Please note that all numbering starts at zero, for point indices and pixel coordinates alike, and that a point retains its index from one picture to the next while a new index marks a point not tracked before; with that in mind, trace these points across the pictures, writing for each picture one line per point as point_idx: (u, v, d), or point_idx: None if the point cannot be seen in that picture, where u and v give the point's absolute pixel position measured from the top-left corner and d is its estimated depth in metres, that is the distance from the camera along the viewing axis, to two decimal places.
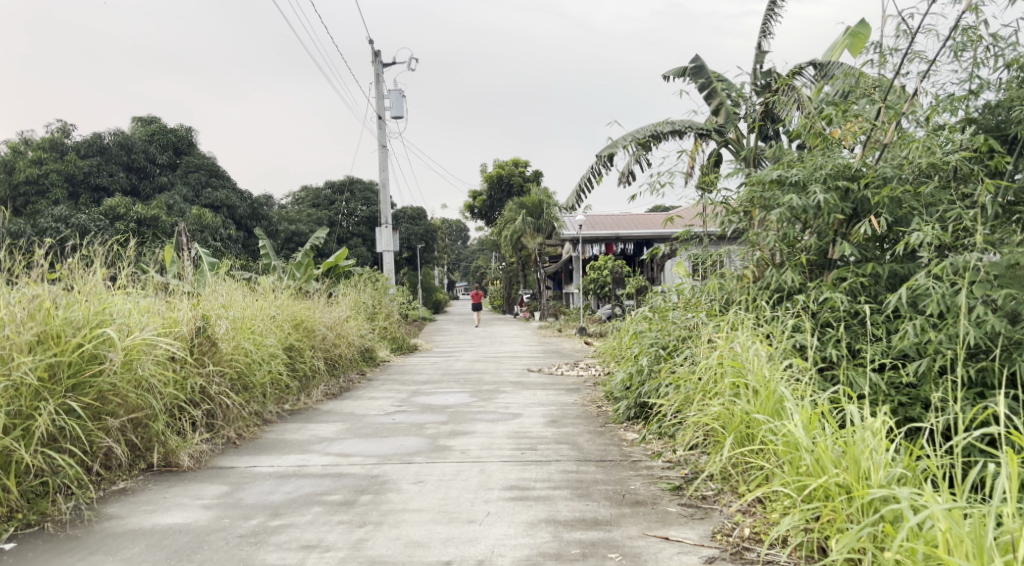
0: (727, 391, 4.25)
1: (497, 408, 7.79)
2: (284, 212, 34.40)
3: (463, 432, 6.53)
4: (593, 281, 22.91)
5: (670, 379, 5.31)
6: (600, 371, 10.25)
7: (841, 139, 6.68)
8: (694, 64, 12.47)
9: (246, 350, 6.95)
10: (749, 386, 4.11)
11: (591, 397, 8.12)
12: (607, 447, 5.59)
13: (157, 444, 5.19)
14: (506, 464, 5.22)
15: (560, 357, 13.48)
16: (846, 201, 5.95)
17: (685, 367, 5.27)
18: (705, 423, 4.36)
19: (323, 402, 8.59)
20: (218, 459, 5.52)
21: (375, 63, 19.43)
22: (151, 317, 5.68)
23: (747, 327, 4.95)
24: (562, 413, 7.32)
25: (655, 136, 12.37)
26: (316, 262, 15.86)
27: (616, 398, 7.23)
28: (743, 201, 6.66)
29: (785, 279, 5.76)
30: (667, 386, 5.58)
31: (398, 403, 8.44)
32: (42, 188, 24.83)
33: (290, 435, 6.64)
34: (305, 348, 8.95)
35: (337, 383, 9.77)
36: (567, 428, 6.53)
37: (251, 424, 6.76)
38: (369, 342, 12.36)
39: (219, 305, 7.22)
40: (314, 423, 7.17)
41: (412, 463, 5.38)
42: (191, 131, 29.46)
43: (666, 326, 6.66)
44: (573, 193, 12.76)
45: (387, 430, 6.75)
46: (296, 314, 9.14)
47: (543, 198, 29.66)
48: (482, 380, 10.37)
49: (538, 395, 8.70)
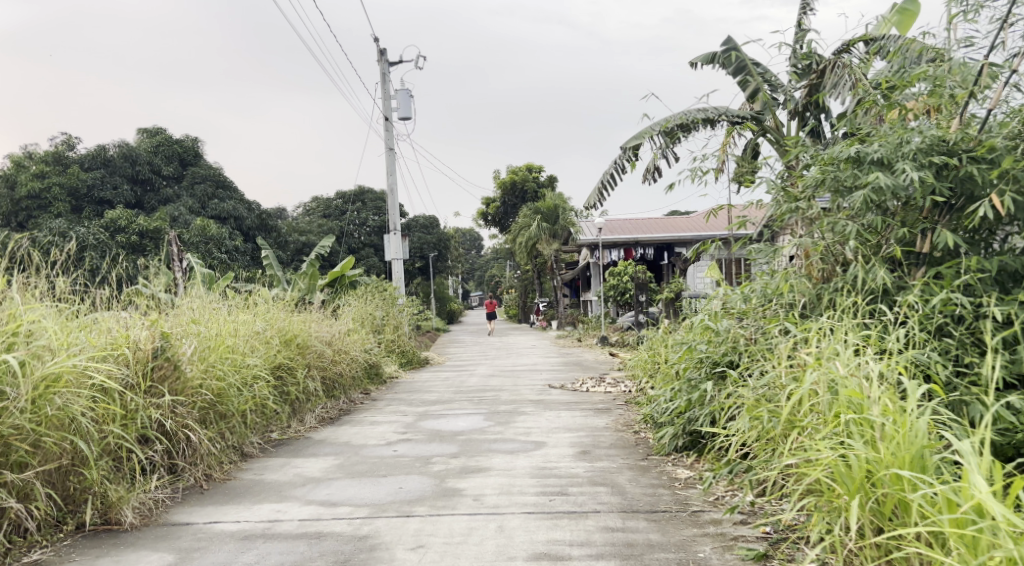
0: (832, 427, 3.14)
1: (516, 435, 6.70)
2: (293, 223, 33.51)
3: (477, 469, 5.41)
4: (613, 287, 21.94)
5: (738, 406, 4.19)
6: (631, 388, 9.16)
7: (924, 114, 5.62)
8: (726, 47, 11.38)
9: (220, 374, 5.96)
10: (869, 422, 3.01)
11: (626, 421, 7.03)
12: (657, 494, 4.47)
13: (92, 498, 4.13)
14: (532, 517, 4.11)
15: (584, 370, 12.36)
16: (944, 181, 4.88)
17: (754, 390, 4.15)
18: (800, 472, 3.25)
19: (317, 430, 7.54)
20: (172, 513, 4.44)
21: (380, 62, 18.41)
22: (88, 338, 4.68)
23: (837, 339, 3.88)
24: (594, 442, 6.19)
25: (685, 126, 11.25)
26: (319, 272, 14.86)
27: (659, 423, 6.13)
28: (808, 186, 5.55)
29: (874, 277, 4.65)
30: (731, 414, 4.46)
31: (402, 430, 7.36)
32: (44, 202, 24.00)
33: (270, 475, 5.56)
34: (298, 367, 7.94)
35: (335, 406, 8.73)
36: (602, 463, 5.40)
37: (224, 460, 5.74)
38: (375, 358, 11.32)
39: (186, 320, 6.21)
40: (302, 459, 6.11)
41: (413, 517, 4.27)
42: (197, 142, 28.59)
43: (718, 338, 5.61)
44: (596, 191, 11.67)
45: (385, 467, 5.64)
46: (287, 329, 8.12)
47: (559, 202, 28.54)
48: (499, 399, 9.29)
49: (563, 417, 7.60)
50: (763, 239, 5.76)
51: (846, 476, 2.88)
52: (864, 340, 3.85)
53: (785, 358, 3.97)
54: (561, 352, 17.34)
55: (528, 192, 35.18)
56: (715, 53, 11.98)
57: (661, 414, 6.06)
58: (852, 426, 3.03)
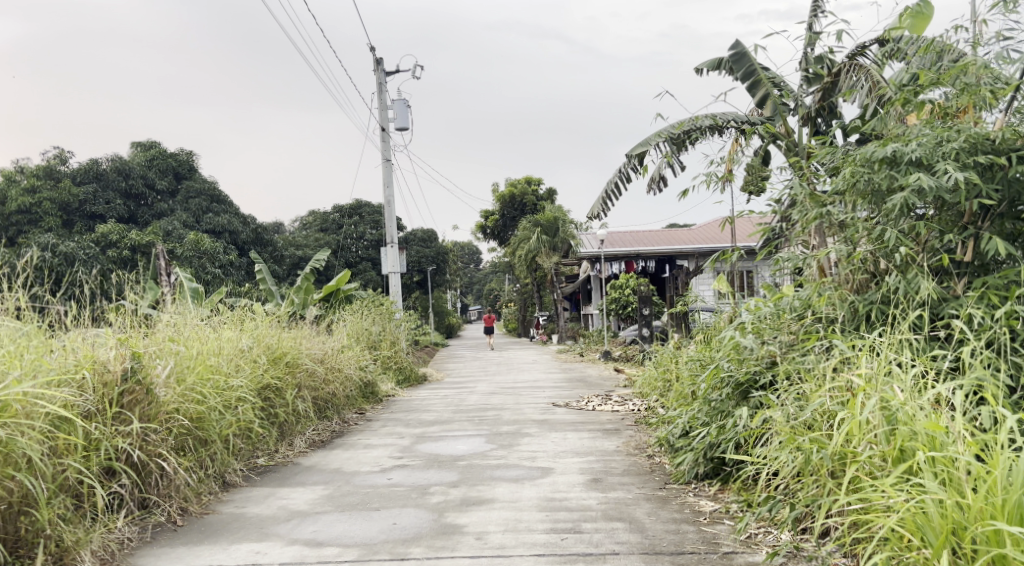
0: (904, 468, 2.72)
1: (521, 460, 6.23)
2: (289, 237, 33.11)
3: (479, 501, 4.93)
4: (615, 301, 21.61)
5: (775, 433, 3.74)
6: (640, 407, 8.70)
7: (961, 112, 5.18)
8: (734, 51, 10.98)
9: (199, 397, 5.52)
10: (953, 463, 2.60)
11: (638, 444, 6.58)
12: (681, 532, 4.00)
13: (45, 542, 3.69)
14: (542, 561, 3.64)
15: (588, 387, 11.90)
16: (990, 182, 4.43)
17: (794, 416, 3.71)
18: (866, 520, 2.83)
19: (307, 454, 7.08)
20: (138, 557, 3.97)
21: (376, 72, 18.02)
22: (40, 362, 4.23)
23: (886, 357, 3.45)
24: (605, 468, 5.73)
25: (692, 133, 10.81)
26: (314, 286, 14.40)
27: (677, 448, 5.66)
28: (836, 190, 5.11)
29: (920, 288, 4.21)
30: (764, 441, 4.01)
31: (397, 454, 6.90)
32: (34, 217, 23.55)
33: (252, 508, 5.08)
34: (287, 387, 7.49)
35: (326, 428, 8.26)
36: (616, 494, 4.95)
37: (203, 490, 5.28)
38: (371, 376, 10.87)
39: (163, 338, 5.76)
40: (289, 488, 5.64)
41: (408, 559, 3.80)
42: (191, 156, 28.20)
43: (741, 356, 5.20)
44: (599, 200, 11.23)
45: (378, 498, 5.17)
46: (275, 346, 7.66)
47: (559, 215, 28.07)
48: (500, 419, 8.83)
49: (569, 440, 7.15)
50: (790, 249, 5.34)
51: (929, 528, 2.52)
52: (916, 359, 3.43)
53: (826, 381, 3.55)
54: (563, 367, 16.90)
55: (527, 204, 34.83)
56: (722, 59, 11.60)
57: (680, 438, 5.65)
58: (928, 466, 2.65)
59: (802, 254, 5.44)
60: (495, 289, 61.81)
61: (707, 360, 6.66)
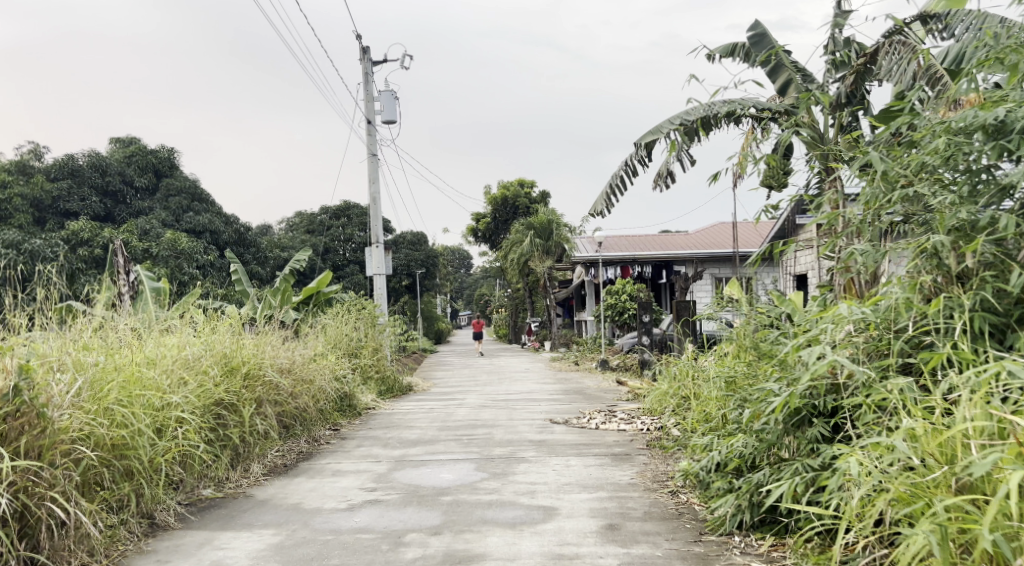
0: None
1: (519, 497, 5.19)
2: (274, 239, 32.00)
3: (468, 558, 3.87)
4: (610, 307, 20.69)
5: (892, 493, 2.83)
6: (650, 429, 7.70)
7: None
8: (753, 32, 10.01)
9: (123, 417, 4.50)
10: None
11: (656, 478, 5.55)
12: None
13: None
14: None
15: (587, 401, 10.86)
16: None
17: (917, 471, 2.83)
18: None
19: (266, 482, 6.02)
20: None
21: (362, 60, 16.96)
22: None
23: None
24: (622, 511, 4.70)
25: (706, 123, 9.78)
26: (293, 288, 13.31)
27: (716, 488, 4.60)
28: (922, 167, 4.08)
29: None
30: (865, 497, 3.08)
31: (371, 484, 5.84)
32: (3, 214, 22.30)
33: (180, 563, 3.99)
34: (244, 403, 6.43)
35: (292, 449, 7.20)
36: (641, 550, 3.90)
37: (120, 539, 4.20)
38: (348, 387, 9.82)
39: (81, 344, 4.73)
40: (233, 532, 4.56)
41: None
42: (173, 152, 26.97)
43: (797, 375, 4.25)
44: (604, 195, 10.17)
45: (341, 551, 4.10)
46: (231, 356, 6.60)
47: (552, 217, 26.99)
48: (491, 438, 7.81)
49: (573, 468, 6.13)
50: (861, 245, 4.41)
51: None
52: None
53: (967, 425, 2.69)
54: (558, 377, 15.89)
55: (520, 207, 33.87)
56: (737, 45, 10.63)
57: (715, 478, 4.68)
58: None
59: (872, 247, 4.38)
60: (486, 295, 61.08)
61: (742, 381, 5.61)
